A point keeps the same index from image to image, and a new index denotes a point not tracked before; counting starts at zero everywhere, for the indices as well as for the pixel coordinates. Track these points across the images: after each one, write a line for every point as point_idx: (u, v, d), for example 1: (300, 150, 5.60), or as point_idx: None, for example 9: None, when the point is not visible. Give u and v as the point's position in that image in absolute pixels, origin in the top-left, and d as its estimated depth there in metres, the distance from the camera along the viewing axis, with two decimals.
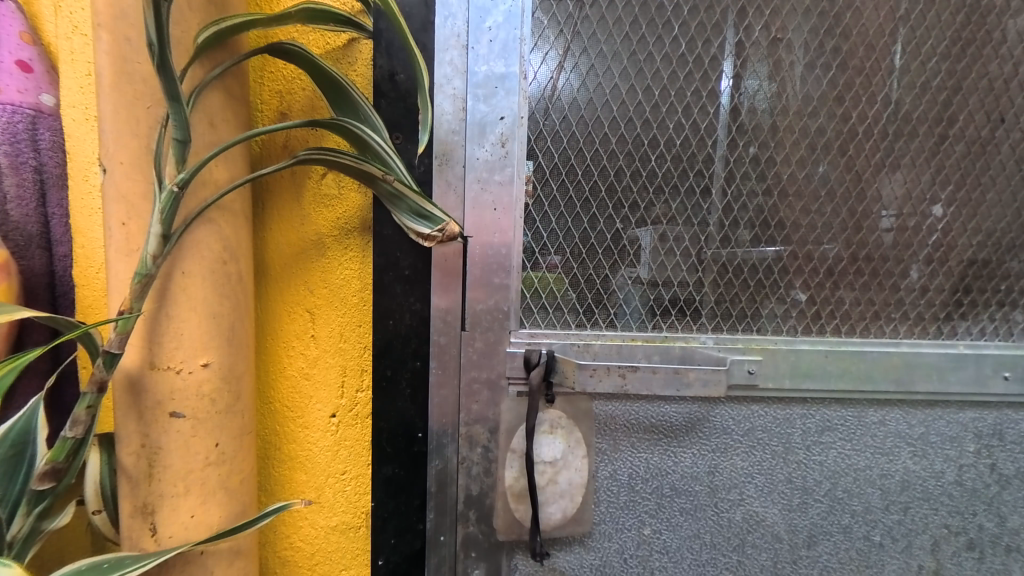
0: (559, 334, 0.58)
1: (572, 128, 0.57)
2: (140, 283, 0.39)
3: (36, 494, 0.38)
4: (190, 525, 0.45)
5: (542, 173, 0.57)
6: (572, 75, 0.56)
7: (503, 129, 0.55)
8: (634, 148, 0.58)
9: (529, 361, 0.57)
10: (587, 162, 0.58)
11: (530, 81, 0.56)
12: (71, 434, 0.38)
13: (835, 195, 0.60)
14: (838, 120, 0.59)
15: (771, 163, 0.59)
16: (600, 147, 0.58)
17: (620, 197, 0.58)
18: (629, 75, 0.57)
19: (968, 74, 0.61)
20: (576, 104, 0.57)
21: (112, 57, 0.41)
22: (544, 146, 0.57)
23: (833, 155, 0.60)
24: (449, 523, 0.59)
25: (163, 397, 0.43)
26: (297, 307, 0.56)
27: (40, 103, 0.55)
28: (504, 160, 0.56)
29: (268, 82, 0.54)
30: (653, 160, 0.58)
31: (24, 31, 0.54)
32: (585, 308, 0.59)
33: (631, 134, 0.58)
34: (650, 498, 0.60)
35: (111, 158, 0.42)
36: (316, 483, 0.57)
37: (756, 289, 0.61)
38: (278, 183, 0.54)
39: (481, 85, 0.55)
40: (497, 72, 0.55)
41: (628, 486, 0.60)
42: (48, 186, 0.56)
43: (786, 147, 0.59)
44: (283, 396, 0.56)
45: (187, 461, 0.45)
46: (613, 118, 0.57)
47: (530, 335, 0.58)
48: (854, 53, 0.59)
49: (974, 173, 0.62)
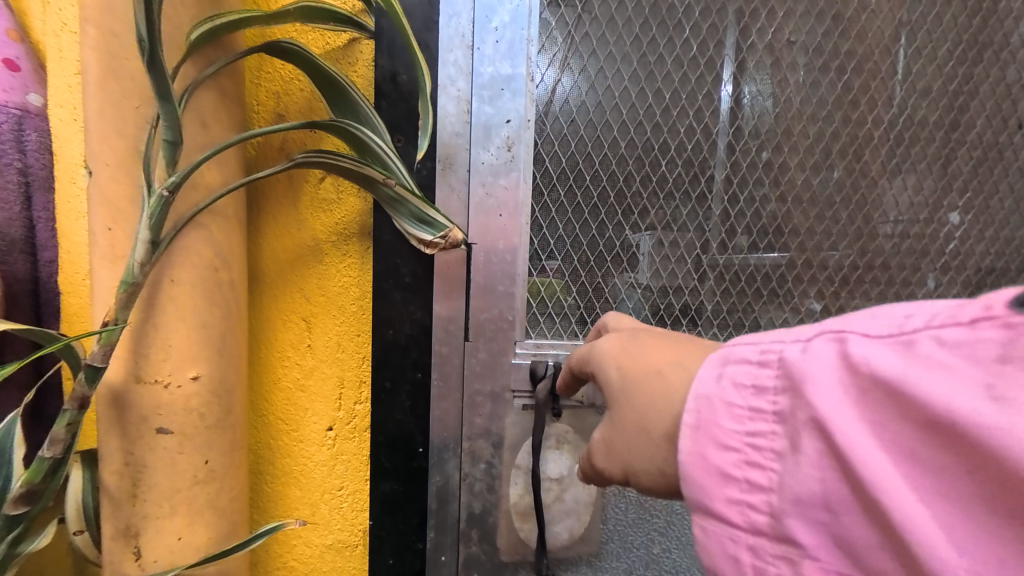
0: (565, 345, 0.57)
1: (580, 131, 0.55)
2: (126, 292, 0.36)
3: (9, 519, 0.36)
4: (176, 548, 0.43)
5: (548, 178, 0.56)
6: (580, 77, 0.55)
7: (509, 132, 0.54)
8: (644, 153, 0.56)
9: (534, 373, 0.55)
10: (595, 167, 0.56)
11: (537, 83, 0.54)
12: (49, 454, 0.35)
13: (850, 202, 0.59)
14: (852, 125, 0.58)
15: (783, 168, 0.58)
16: (609, 151, 0.56)
17: (629, 203, 0.57)
18: (639, 77, 0.55)
19: (983, 79, 0.60)
20: (583, 107, 0.55)
21: (97, 53, 0.38)
22: (550, 150, 0.55)
23: (847, 161, 0.59)
24: (450, 542, 0.56)
25: (149, 412, 0.41)
26: (293, 315, 0.54)
27: (26, 103, 0.53)
28: (510, 165, 0.54)
29: (265, 82, 0.52)
30: (663, 166, 0.57)
31: (10, 28, 0.51)
32: (594, 317, 0.58)
33: (641, 138, 0.56)
34: (660, 516, 0.59)
35: (95, 160, 0.39)
36: (311, 499, 0.55)
37: (768, 298, 0.59)
38: (273, 187, 0.52)
39: (486, 86, 0.53)
40: (503, 73, 0.53)
41: (637, 503, 0.58)
42: (33, 188, 0.54)
43: (798, 153, 0.58)
44: (277, 409, 0.54)
45: (173, 480, 0.42)
46: (623, 122, 0.56)
47: (535, 345, 0.57)
48: (868, 57, 0.58)
49: (991, 180, 0.61)
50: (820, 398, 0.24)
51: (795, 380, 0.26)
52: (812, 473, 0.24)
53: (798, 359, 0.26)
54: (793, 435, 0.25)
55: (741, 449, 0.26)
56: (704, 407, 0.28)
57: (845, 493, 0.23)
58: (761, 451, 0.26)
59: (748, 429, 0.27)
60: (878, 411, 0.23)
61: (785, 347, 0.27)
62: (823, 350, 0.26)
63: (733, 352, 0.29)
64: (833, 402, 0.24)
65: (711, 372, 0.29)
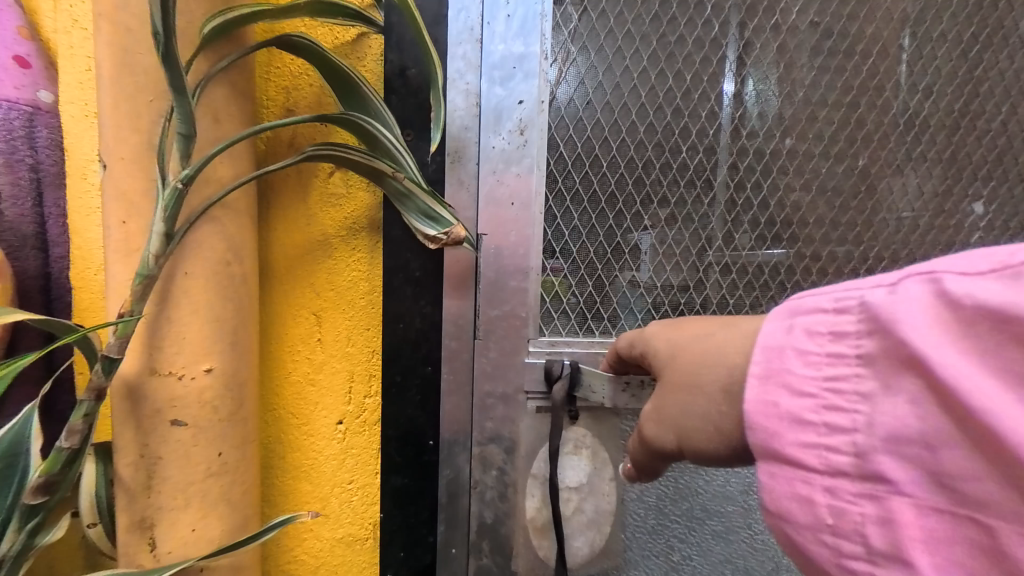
0: (581, 342, 0.57)
1: (596, 116, 0.55)
2: (141, 284, 0.37)
3: (27, 510, 0.36)
4: (190, 540, 0.43)
5: (563, 164, 0.56)
6: (595, 58, 0.55)
7: (521, 116, 0.54)
8: (663, 138, 0.57)
9: (551, 373, 0.55)
10: (613, 153, 0.56)
11: (550, 63, 0.54)
12: (66, 444, 0.36)
13: (875, 190, 0.59)
14: (878, 110, 0.58)
15: (806, 156, 0.58)
16: (627, 136, 0.56)
17: (648, 191, 0.57)
18: (658, 57, 0.55)
19: (1010, 64, 0.60)
20: (600, 90, 0.55)
21: (110, 47, 0.38)
22: (565, 135, 0.55)
23: (872, 146, 0.59)
24: (461, 537, 0.57)
25: (162, 404, 0.41)
26: (303, 310, 0.54)
27: (37, 100, 0.53)
28: (522, 150, 0.54)
29: (274, 77, 0.52)
30: (684, 152, 0.57)
31: (20, 25, 0.52)
32: (608, 315, 0.58)
33: (660, 122, 0.56)
34: (678, 522, 0.60)
35: (109, 154, 0.39)
36: (321, 493, 0.55)
37: (781, 292, 0.59)
38: (283, 182, 0.52)
39: (497, 66, 0.53)
40: (515, 52, 0.53)
41: (656, 509, 0.59)
42: (45, 184, 0.54)
43: (824, 139, 0.58)
44: (287, 403, 0.55)
45: (186, 473, 0.42)
46: (640, 105, 0.56)
47: (550, 343, 0.57)
48: (892, 41, 0.58)
49: (1016, 168, 0.61)
50: (911, 335, 0.26)
51: (879, 322, 0.28)
52: (907, 410, 0.26)
53: (882, 302, 0.28)
54: (883, 376, 0.27)
55: (820, 394, 0.29)
56: (775, 357, 0.31)
57: (936, 422, 0.25)
58: (844, 393, 0.28)
59: (828, 374, 0.29)
60: (973, 342, 0.24)
61: (867, 294, 0.29)
62: (912, 290, 0.27)
63: (805, 305, 0.32)
64: (924, 337, 0.25)
65: (783, 326, 0.32)
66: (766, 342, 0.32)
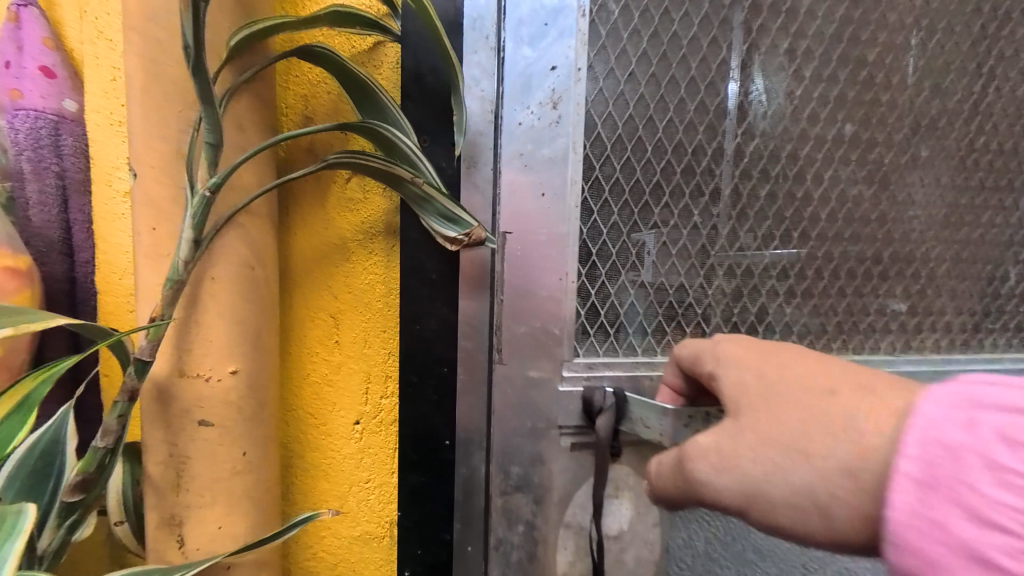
0: (621, 360, 0.59)
1: (641, 89, 0.58)
2: (171, 289, 0.38)
3: (65, 507, 0.37)
4: (216, 537, 0.44)
5: (602, 144, 0.57)
6: (641, 20, 0.57)
7: (553, 86, 0.54)
8: (712, 115, 0.60)
9: (593, 405, 0.57)
10: (659, 134, 0.59)
11: (587, 20, 0.55)
12: (101, 444, 0.37)
13: (877, 192, 0.67)
14: (879, 120, 0.66)
15: (812, 157, 0.64)
16: (675, 115, 0.59)
17: (700, 179, 0.61)
18: (710, 22, 0.59)
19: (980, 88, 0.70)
20: (644, 59, 0.57)
21: (140, 60, 0.40)
22: (602, 109, 0.57)
23: (874, 152, 0.66)
24: (476, 533, 0.58)
25: (191, 404, 0.42)
26: (321, 312, 0.55)
27: (62, 108, 0.55)
28: (555, 125, 0.55)
29: (293, 86, 0.53)
30: (727, 137, 0.61)
31: (46, 36, 0.54)
32: (654, 319, 0.61)
33: (710, 99, 0.60)
34: (720, 554, 0.67)
35: (139, 163, 0.41)
36: (339, 491, 0.57)
37: (776, 287, 0.64)
38: (302, 188, 0.54)
39: (525, 24, 0.53)
40: (549, 8, 0.53)
41: (694, 550, 0.66)
42: (70, 192, 0.56)
43: (837, 137, 0.64)
44: (305, 403, 0.56)
45: (213, 471, 0.44)
46: (687, 77, 0.59)
47: (587, 365, 0.58)
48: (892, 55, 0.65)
49: (981, 179, 0.72)
50: None
51: None
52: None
53: None
54: None
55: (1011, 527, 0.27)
56: (946, 462, 0.29)
57: None
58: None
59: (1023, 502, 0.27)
60: None
61: None
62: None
63: (987, 400, 0.30)
64: None
65: (955, 413, 0.30)
66: (939, 435, 0.30)
